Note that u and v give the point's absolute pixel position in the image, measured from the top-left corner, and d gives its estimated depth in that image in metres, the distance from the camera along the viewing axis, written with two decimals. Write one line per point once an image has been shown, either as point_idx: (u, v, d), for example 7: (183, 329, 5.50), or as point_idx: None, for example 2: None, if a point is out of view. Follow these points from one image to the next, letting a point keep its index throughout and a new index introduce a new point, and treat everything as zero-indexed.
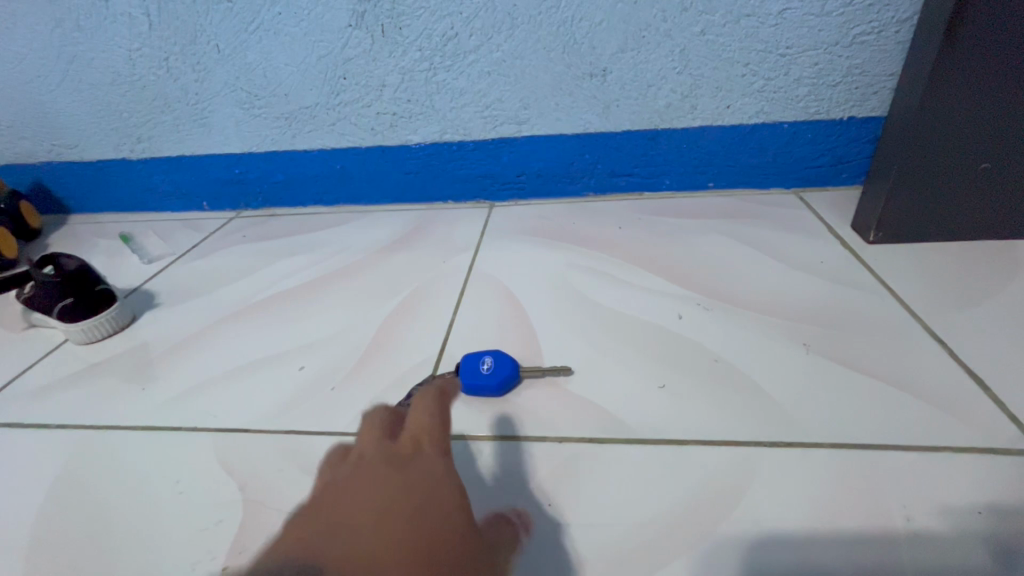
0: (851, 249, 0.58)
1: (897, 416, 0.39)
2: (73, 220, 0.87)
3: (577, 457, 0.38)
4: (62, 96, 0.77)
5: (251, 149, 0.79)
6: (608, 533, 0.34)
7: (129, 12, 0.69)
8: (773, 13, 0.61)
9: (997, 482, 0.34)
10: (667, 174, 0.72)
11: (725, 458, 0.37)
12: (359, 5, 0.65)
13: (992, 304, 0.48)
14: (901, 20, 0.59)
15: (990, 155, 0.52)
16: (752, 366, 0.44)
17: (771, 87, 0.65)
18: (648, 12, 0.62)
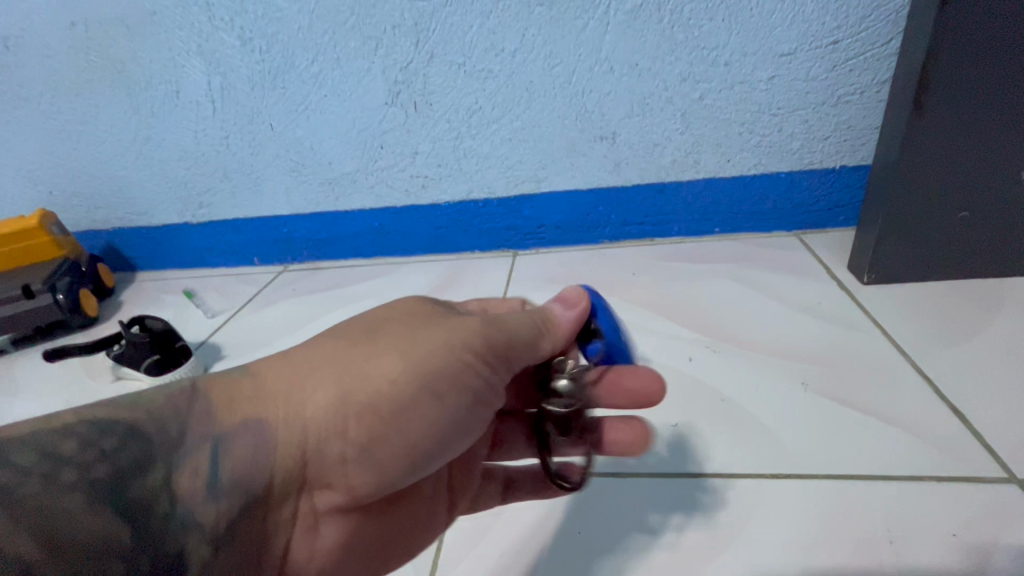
0: (848, 290, 0.63)
1: (885, 449, 0.44)
2: (139, 277, 0.96)
3: (607, 486, 0.45)
4: (135, 171, 0.88)
5: (298, 211, 0.88)
6: (639, 549, 0.40)
7: (197, 100, 0.80)
8: (764, 80, 0.68)
9: (969, 507, 0.39)
10: (675, 221, 0.78)
11: (733, 489, 0.43)
12: (395, 87, 0.75)
13: (976, 342, 0.53)
14: (879, 81, 0.65)
15: (968, 205, 0.58)
16: (756, 404, 0.50)
17: (766, 142, 0.72)
18: (651, 83, 0.70)
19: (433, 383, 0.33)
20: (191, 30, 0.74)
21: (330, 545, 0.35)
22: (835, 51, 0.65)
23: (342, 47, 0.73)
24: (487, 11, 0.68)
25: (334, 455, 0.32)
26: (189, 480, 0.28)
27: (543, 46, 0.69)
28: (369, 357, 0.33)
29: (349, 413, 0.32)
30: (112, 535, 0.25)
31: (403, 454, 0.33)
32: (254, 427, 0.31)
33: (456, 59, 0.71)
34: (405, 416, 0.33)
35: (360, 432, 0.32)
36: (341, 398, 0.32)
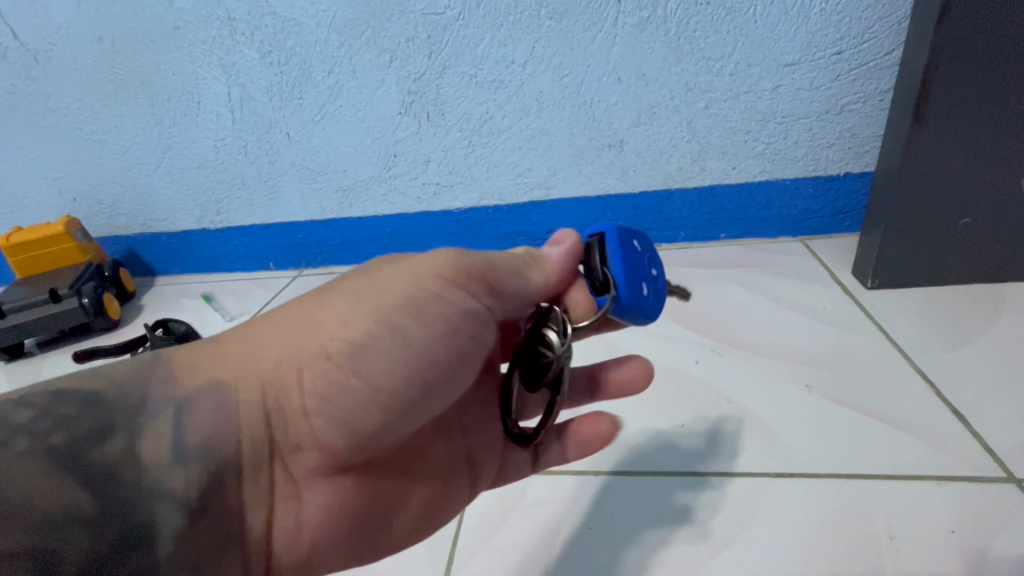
0: (852, 294, 0.64)
1: (887, 449, 0.45)
2: (159, 282, 0.99)
3: (615, 485, 0.47)
4: (156, 179, 0.91)
5: (313, 217, 0.90)
6: (647, 545, 0.42)
7: (217, 111, 0.82)
8: (768, 89, 0.70)
9: (972, 506, 0.40)
10: (682, 227, 0.80)
11: (738, 487, 0.44)
12: (408, 97, 0.77)
13: (977, 346, 0.54)
14: (882, 91, 0.67)
15: (970, 211, 0.60)
16: (760, 406, 0.51)
17: (772, 150, 0.73)
18: (658, 93, 0.71)
19: (393, 322, 0.34)
20: (213, 44, 0.77)
21: (315, 516, 0.36)
22: (838, 61, 0.66)
23: (357, 59, 0.75)
24: (498, 23, 0.70)
25: (297, 409, 0.34)
26: (153, 447, 0.31)
27: (552, 58, 0.71)
28: (321, 307, 0.35)
29: (302, 363, 0.34)
30: (73, 505, 0.28)
31: (368, 401, 0.34)
32: (217, 390, 0.34)
33: (468, 70, 0.73)
34: (363, 361, 0.34)
35: (318, 380, 0.34)
36: (297, 345, 0.34)
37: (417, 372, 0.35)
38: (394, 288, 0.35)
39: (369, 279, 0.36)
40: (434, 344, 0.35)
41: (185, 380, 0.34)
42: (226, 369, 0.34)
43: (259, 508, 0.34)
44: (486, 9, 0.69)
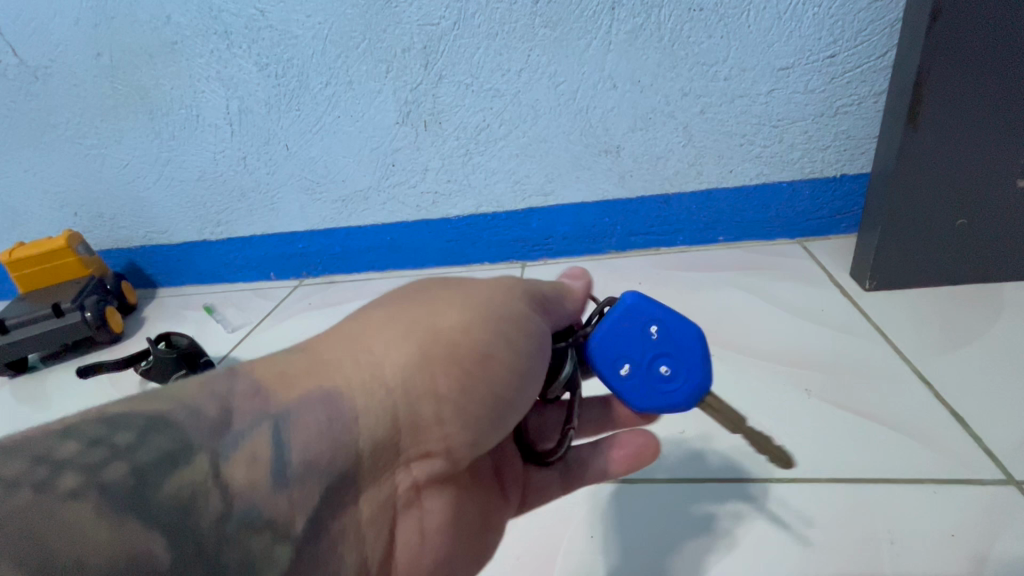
0: (851, 297, 0.64)
1: (884, 452, 0.46)
2: (161, 293, 0.99)
3: (620, 494, 0.47)
4: (157, 192, 0.91)
5: (312, 227, 0.90)
6: (653, 552, 0.42)
7: (216, 123, 0.83)
8: (763, 93, 0.70)
9: (969, 509, 0.41)
10: (680, 231, 0.80)
11: (741, 494, 0.45)
12: (406, 107, 0.77)
13: (976, 347, 0.54)
14: (876, 93, 0.68)
15: (967, 213, 0.60)
16: (759, 410, 0.52)
17: (768, 153, 0.74)
18: (653, 98, 0.72)
19: (509, 330, 0.35)
20: (210, 57, 0.78)
21: (435, 527, 0.35)
22: (832, 64, 0.67)
23: (354, 69, 0.75)
24: (493, 33, 0.70)
25: (416, 417, 0.32)
26: (248, 471, 0.27)
27: (548, 66, 0.71)
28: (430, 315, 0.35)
29: (431, 368, 0.33)
30: (144, 555, 0.22)
31: (494, 403, 0.34)
32: (319, 404, 0.30)
33: (464, 78, 0.74)
34: (491, 364, 0.34)
35: (449, 381, 0.33)
36: (418, 351, 0.33)
37: (536, 382, 0.36)
38: (497, 298, 0.37)
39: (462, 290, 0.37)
40: (540, 354, 0.36)
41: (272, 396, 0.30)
42: (313, 382, 0.31)
43: (381, 525, 0.32)
44: (481, 18, 0.70)
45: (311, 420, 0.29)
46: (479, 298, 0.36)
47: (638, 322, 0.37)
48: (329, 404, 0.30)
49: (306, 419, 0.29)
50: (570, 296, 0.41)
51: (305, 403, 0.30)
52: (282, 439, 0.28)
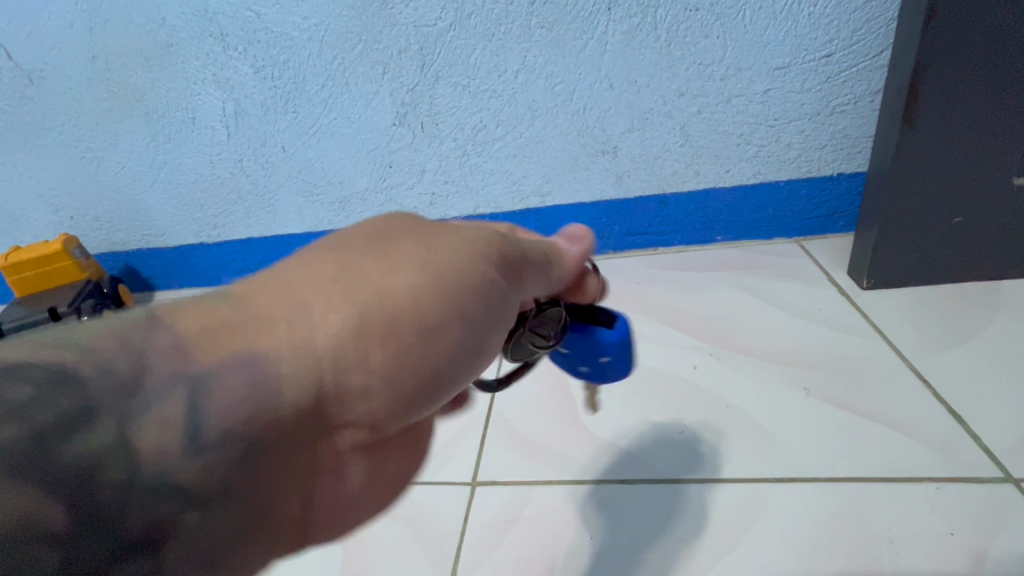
0: (848, 295, 0.65)
1: (884, 451, 0.46)
2: (158, 296, 0.99)
3: (618, 492, 0.47)
4: (153, 195, 0.91)
5: (310, 229, 0.90)
6: (652, 552, 0.42)
7: (213, 126, 0.83)
8: (760, 93, 0.70)
9: (967, 507, 0.41)
10: (677, 231, 0.80)
11: (739, 492, 0.45)
12: (402, 108, 0.77)
13: (973, 345, 0.54)
14: (872, 92, 0.68)
15: (962, 211, 0.60)
16: (757, 408, 0.52)
17: (765, 152, 0.74)
18: (650, 98, 0.72)
19: (469, 305, 0.31)
20: (206, 60, 0.78)
21: (355, 489, 0.32)
22: (828, 63, 0.67)
23: (350, 71, 0.75)
24: (489, 34, 0.70)
25: (344, 393, 0.28)
26: (148, 435, 0.24)
27: (544, 66, 0.71)
28: (381, 271, 0.30)
29: (370, 339, 0.29)
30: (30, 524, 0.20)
31: (435, 377, 0.31)
32: (240, 365, 0.26)
33: (461, 80, 0.74)
34: (439, 339, 0.30)
35: (386, 354, 0.29)
36: (355, 317, 0.29)
37: (483, 362, 0.33)
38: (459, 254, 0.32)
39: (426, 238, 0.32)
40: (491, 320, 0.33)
41: (190, 354, 0.26)
42: (229, 346, 0.27)
43: (302, 492, 0.29)
44: (477, 20, 0.70)
45: (231, 386, 0.26)
46: (439, 256, 0.32)
47: (598, 344, 0.40)
48: (253, 369, 0.26)
49: (232, 381, 0.26)
50: (556, 259, 0.38)
51: (227, 365, 0.26)
52: (196, 403, 0.25)
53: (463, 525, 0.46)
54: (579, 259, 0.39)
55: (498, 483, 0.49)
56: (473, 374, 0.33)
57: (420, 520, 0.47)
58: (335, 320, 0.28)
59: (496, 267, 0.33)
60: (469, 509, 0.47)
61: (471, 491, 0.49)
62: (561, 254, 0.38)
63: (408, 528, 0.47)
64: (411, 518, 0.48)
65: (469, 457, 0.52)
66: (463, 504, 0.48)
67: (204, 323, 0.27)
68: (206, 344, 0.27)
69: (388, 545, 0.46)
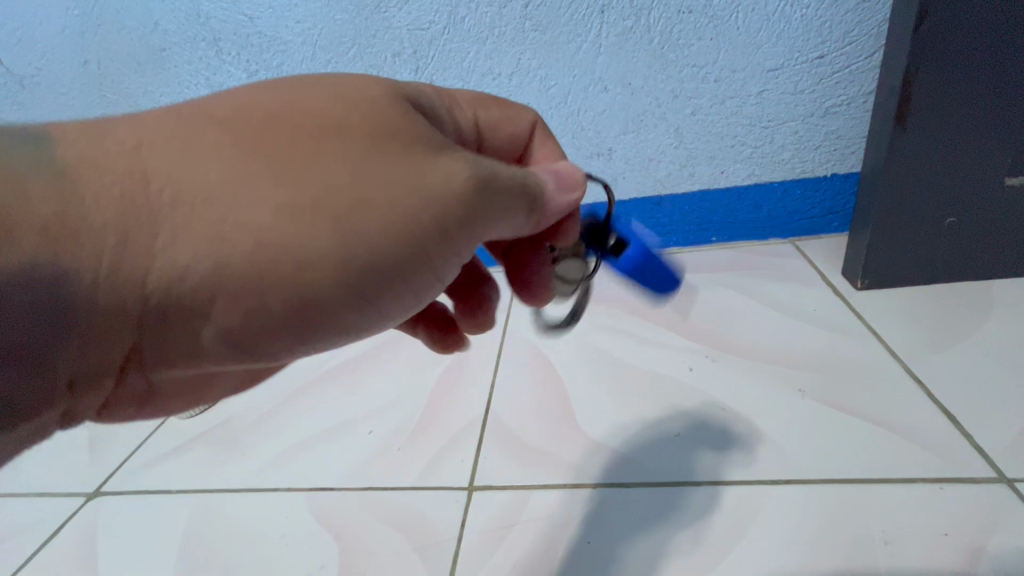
0: (842, 296, 0.65)
1: (880, 452, 0.46)
2: None
3: (614, 495, 0.47)
4: None
5: None
6: (650, 554, 0.42)
7: None
8: (753, 94, 0.70)
9: (962, 507, 0.41)
10: (673, 232, 0.80)
11: (735, 494, 0.45)
12: None
13: (967, 345, 0.55)
14: (865, 93, 0.68)
15: (954, 211, 0.60)
16: (754, 411, 0.52)
17: (759, 154, 0.74)
18: (644, 101, 0.72)
19: (359, 281, 0.30)
20: (199, 64, 0.77)
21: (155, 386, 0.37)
22: (822, 64, 0.67)
23: (344, 74, 0.75)
24: (483, 37, 0.70)
25: (170, 332, 0.29)
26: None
27: (538, 69, 0.71)
28: (281, 214, 0.28)
29: (217, 296, 0.28)
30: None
31: (275, 341, 0.31)
32: (44, 274, 0.25)
33: (455, 83, 0.74)
34: (299, 310, 0.30)
35: (230, 317, 0.29)
36: (212, 267, 0.27)
37: (347, 329, 0.33)
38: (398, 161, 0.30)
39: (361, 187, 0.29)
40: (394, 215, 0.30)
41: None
42: (52, 239, 0.25)
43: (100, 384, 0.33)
44: (471, 23, 0.70)
45: (27, 291, 0.25)
46: (359, 218, 0.29)
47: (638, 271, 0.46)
48: (55, 281, 0.26)
49: (17, 294, 0.25)
50: (535, 209, 0.36)
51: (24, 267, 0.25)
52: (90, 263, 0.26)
53: (460, 529, 0.46)
54: (561, 209, 0.38)
55: (495, 487, 0.49)
56: (336, 340, 0.33)
57: (417, 524, 0.47)
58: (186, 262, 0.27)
59: (421, 235, 0.31)
60: (466, 513, 0.47)
61: (468, 495, 0.49)
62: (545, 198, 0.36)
63: (404, 532, 0.47)
64: (408, 522, 0.48)
65: (465, 459, 0.52)
66: (461, 508, 0.48)
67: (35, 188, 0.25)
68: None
69: (384, 548, 0.46)
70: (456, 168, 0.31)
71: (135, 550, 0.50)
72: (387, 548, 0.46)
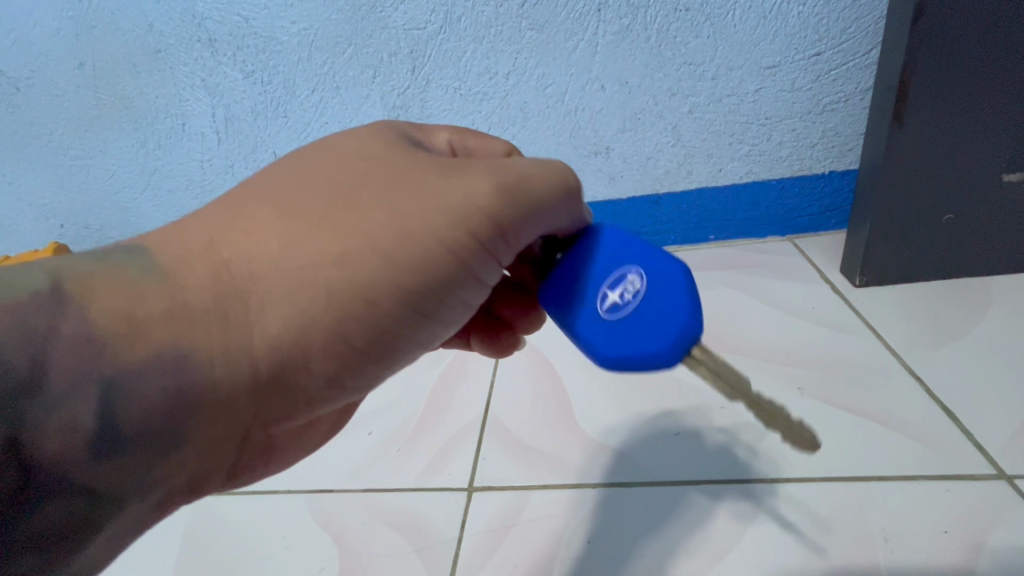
0: (841, 293, 0.65)
1: (879, 450, 0.46)
2: None
3: (614, 494, 0.47)
4: (144, 202, 0.90)
5: None
6: (651, 554, 0.42)
7: (203, 132, 0.82)
8: (750, 92, 0.70)
9: (961, 504, 0.41)
10: (671, 231, 0.80)
11: (735, 492, 0.45)
12: (393, 111, 0.77)
13: (964, 342, 0.55)
14: (862, 90, 0.68)
15: (952, 208, 0.60)
16: (753, 409, 0.52)
17: (756, 151, 0.74)
18: (641, 99, 0.72)
19: (426, 301, 0.34)
20: (195, 65, 0.77)
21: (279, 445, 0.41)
22: (819, 62, 0.67)
23: (341, 75, 0.75)
24: (479, 36, 0.70)
25: (283, 385, 0.33)
26: (87, 433, 0.28)
27: (535, 68, 0.71)
28: (341, 261, 0.31)
29: (310, 341, 0.32)
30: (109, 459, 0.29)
31: (368, 366, 0.35)
32: (166, 365, 0.29)
33: (452, 83, 0.74)
34: (384, 337, 0.34)
35: (325, 356, 0.33)
36: (299, 318, 0.31)
37: (425, 346, 0.37)
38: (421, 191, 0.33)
39: (400, 218, 0.32)
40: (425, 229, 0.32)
41: (121, 350, 0.29)
42: (174, 332, 0.30)
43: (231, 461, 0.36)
44: (467, 22, 0.69)
45: (155, 386, 0.29)
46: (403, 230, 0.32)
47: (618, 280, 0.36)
48: (178, 366, 0.29)
49: (147, 389, 0.29)
50: (568, 194, 0.37)
51: (151, 361, 0.29)
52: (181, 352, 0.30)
53: (460, 529, 0.46)
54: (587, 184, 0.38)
55: (495, 487, 0.49)
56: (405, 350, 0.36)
57: (417, 525, 0.47)
58: (276, 322, 0.31)
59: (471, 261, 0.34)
60: (467, 513, 0.47)
61: (468, 496, 0.49)
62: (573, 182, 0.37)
63: (405, 533, 0.47)
64: (408, 523, 0.48)
65: (465, 460, 0.52)
66: (461, 508, 0.48)
67: (161, 300, 0.30)
68: (126, 336, 0.29)
69: (384, 550, 0.46)
70: (479, 188, 0.33)
71: (135, 554, 0.50)
72: (387, 549, 0.46)
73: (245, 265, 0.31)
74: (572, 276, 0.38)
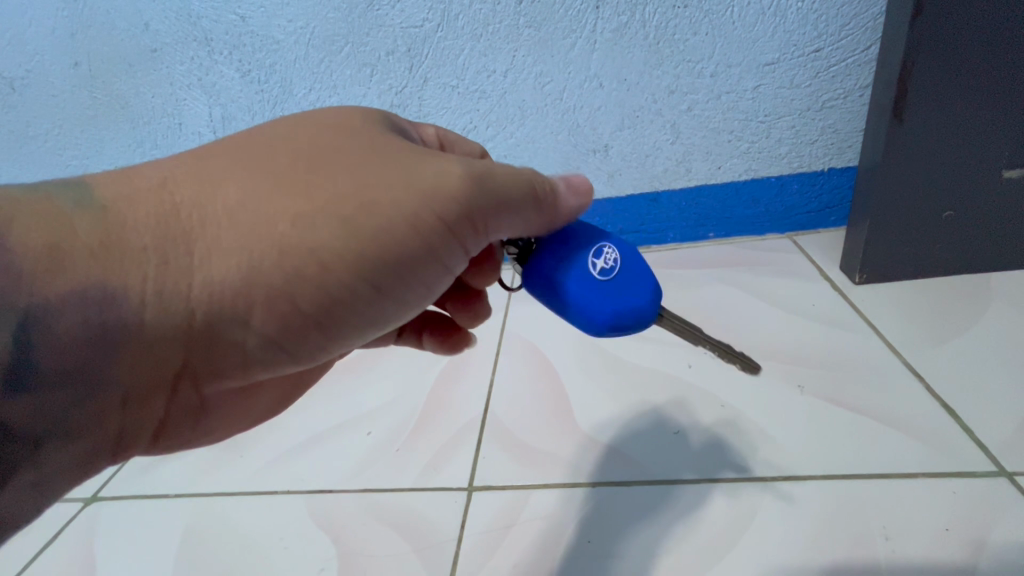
0: (841, 290, 0.65)
1: (879, 447, 0.46)
2: None
3: (614, 493, 0.46)
4: None
5: None
6: (652, 553, 0.42)
7: (200, 131, 0.82)
8: (749, 89, 0.70)
9: (962, 501, 0.41)
10: (670, 228, 0.80)
11: (736, 490, 0.45)
12: (391, 110, 0.77)
13: (964, 339, 0.55)
14: (861, 86, 0.68)
15: (952, 204, 0.60)
16: (752, 407, 0.52)
17: (755, 149, 0.74)
18: (640, 97, 0.72)
19: (378, 276, 0.34)
20: (191, 64, 0.76)
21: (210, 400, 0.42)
22: (818, 58, 0.67)
23: (338, 73, 0.74)
24: (477, 34, 0.70)
25: (219, 337, 0.33)
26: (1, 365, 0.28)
27: (533, 66, 0.71)
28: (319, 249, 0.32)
29: (254, 301, 0.32)
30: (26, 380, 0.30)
31: (310, 335, 0.36)
32: (90, 301, 0.29)
33: (450, 81, 0.73)
34: (331, 307, 0.35)
35: (268, 319, 0.33)
36: (249, 278, 0.31)
37: (374, 322, 0.38)
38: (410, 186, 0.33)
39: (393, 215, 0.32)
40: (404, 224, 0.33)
41: (37, 278, 0.28)
42: (101, 267, 0.29)
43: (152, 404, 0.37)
44: (465, 20, 0.69)
45: (76, 319, 0.29)
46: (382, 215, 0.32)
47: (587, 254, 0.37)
48: (101, 306, 0.29)
49: (66, 321, 0.29)
50: (545, 200, 0.37)
51: (72, 295, 0.29)
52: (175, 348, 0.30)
53: (460, 529, 0.46)
54: (573, 212, 0.38)
55: (494, 487, 0.49)
56: (347, 326, 0.36)
57: (416, 524, 0.47)
58: (220, 275, 0.31)
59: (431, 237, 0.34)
60: (466, 513, 0.47)
61: (467, 495, 0.49)
62: (556, 196, 0.37)
63: (404, 533, 0.47)
64: (407, 523, 0.47)
65: (464, 459, 0.52)
66: (460, 507, 0.48)
67: (93, 236, 0.29)
68: (48, 267, 0.28)
69: (384, 550, 0.46)
70: (455, 172, 0.33)
71: (134, 556, 0.50)
72: (386, 549, 0.46)
73: (212, 240, 0.31)
74: (555, 266, 0.37)
